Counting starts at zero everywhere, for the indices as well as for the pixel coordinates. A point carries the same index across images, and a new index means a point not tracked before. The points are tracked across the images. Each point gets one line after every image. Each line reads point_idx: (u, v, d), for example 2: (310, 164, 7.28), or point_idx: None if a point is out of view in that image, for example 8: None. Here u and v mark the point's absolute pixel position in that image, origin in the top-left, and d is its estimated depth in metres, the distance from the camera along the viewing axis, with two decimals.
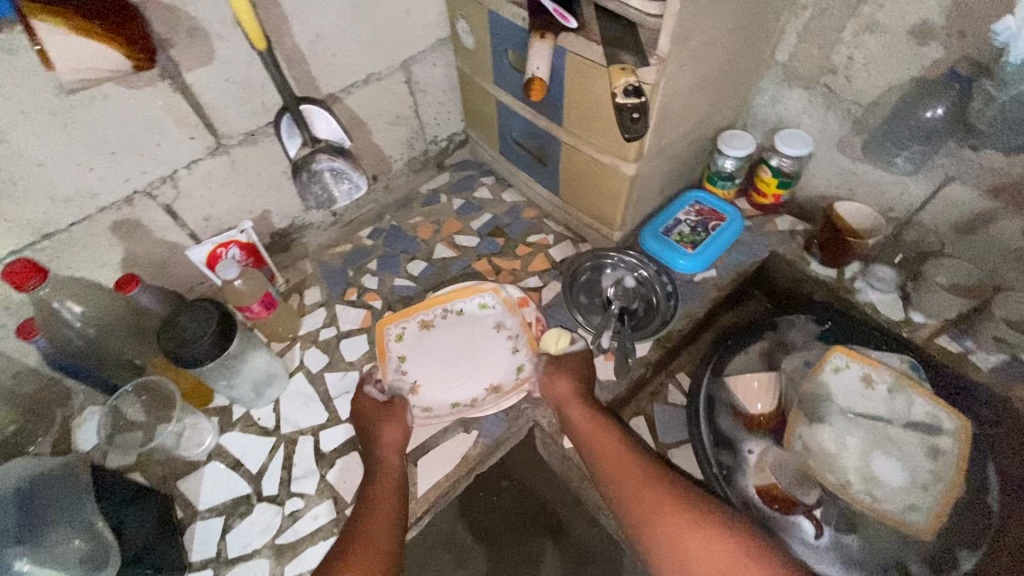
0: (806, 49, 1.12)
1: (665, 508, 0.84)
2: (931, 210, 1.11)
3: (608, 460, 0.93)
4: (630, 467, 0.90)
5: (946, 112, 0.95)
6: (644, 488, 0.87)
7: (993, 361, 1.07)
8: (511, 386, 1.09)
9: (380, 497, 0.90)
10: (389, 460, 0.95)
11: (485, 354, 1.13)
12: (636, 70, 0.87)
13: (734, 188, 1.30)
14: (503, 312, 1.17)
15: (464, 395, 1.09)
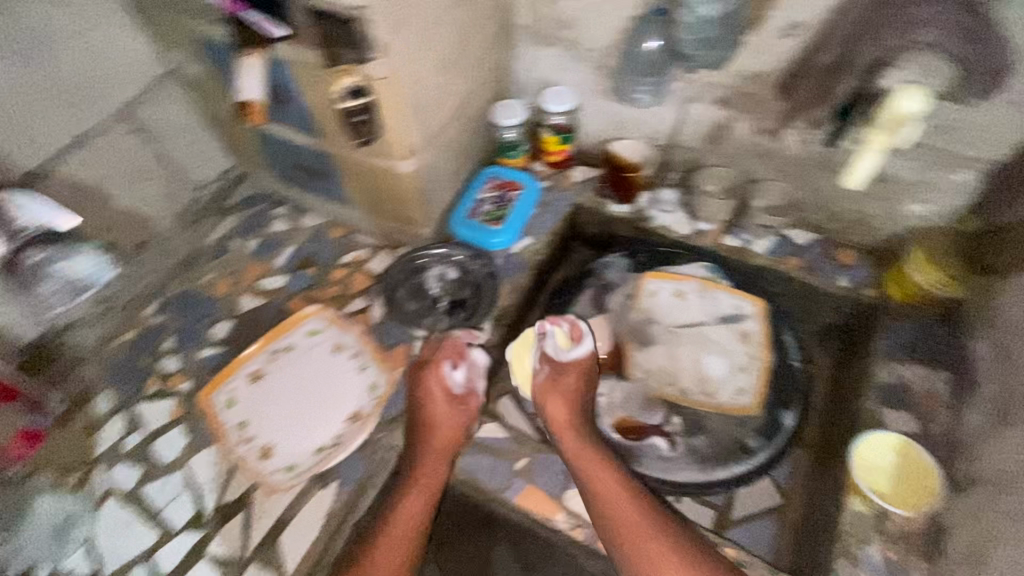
0: (538, 8, 1.16)
1: (640, 529, 0.89)
2: (684, 131, 1.22)
3: (597, 484, 0.93)
4: (615, 495, 0.92)
5: (659, 44, 1.03)
6: (622, 510, 0.90)
7: (767, 244, 1.22)
8: (370, 408, 1.04)
9: (422, 480, 0.96)
10: (445, 450, 0.99)
11: (330, 386, 1.06)
12: (356, 67, 0.86)
13: (522, 154, 1.34)
14: (335, 334, 1.12)
15: (324, 435, 1.03)
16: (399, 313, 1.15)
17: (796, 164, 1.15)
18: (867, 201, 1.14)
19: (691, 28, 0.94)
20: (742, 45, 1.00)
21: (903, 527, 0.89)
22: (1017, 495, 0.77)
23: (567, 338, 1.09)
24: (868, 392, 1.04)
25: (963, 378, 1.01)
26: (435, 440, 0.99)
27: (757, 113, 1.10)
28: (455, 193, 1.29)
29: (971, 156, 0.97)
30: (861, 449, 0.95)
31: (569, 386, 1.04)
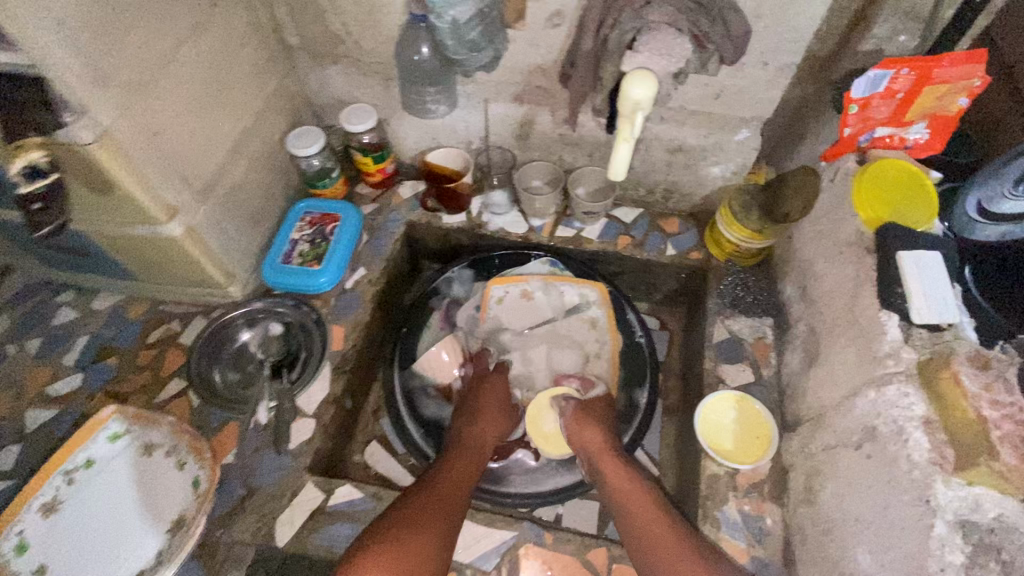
0: (306, 26, 1.08)
1: (660, 524, 0.82)
2: (492, 131, 1.20)
3: (624, 494, 0.89)
4: (644, 499, 0.87)
5: (430, 52, 1.02)
6: (646, 510, 0.85)
7: (598, 229, 1.24)
8: (196, 509, 0.90)
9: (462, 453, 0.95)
10: (480, 449, 0.97)
11: (146, 497, 0.91)
12: (43, 138, 0.70)
13: (338, 181, 1.23)
14: (144, 431, 0.96)
15: (145, 557, 0.87)
16: (219, 390, 1.02)
17: (603, 147, 1.17)
18: (673, 171, 1.18)
19: (450, 34, 0.88)
20: (513, 39, 0.99)
21: (751, 479, 0.92)
22: (830, 431, 0.82)
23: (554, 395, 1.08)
24: (707, 352, 1.07)
25: (781, 319, 1.07)
26: (476, 426, 1.00)
27: (550, 105, 1.11)
28: (267, 238, 1.17)
29: (741, 116, 1.03)
30: (706, 412, 0.98)
31: (598, 412, 1.03)
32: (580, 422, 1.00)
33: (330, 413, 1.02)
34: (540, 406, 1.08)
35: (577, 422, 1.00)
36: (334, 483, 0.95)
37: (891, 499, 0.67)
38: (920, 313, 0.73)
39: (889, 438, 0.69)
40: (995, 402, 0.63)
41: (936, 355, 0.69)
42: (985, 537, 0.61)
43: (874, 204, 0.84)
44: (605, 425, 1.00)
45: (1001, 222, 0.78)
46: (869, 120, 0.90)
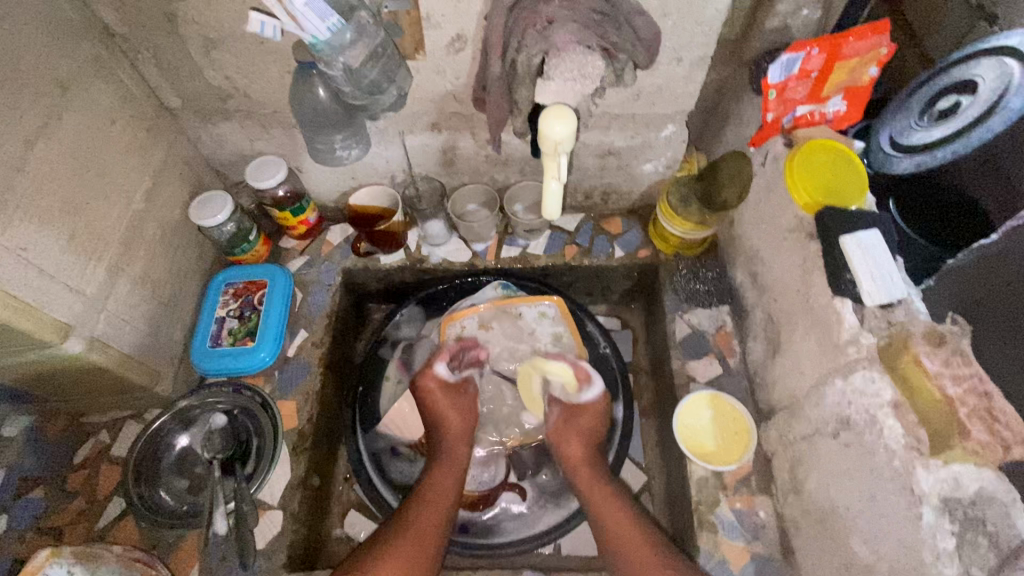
0: (185, 86, 0.97)
1: (648, 552, 0.81)
2: (414, 162, 1.12)
3: (606, 518, 0.86)
4: (630, 526, 0.84)
5: (329, 95, 0.91)
6: (634, 540, 0.83)
7: (543, 243, 1.20)
8: None
9: (436, 495, 0.88)
10: (445, 476, 0.91)
11: None
12: None
13: (258, 243, 1.13)
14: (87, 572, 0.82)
15: None
16: (168, 506, 0.92)
17: (532, 161, 1.13)
18: (607, 174, 1.15)
19: (347, 79, 0.81)
20: (416, 70, 0.93)
21: (738, 476, 0.92)
22: (805, 420, 0.83)
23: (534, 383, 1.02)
24: (672, 352, 1.05)
25: (738, 305, 1.06)
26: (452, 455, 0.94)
27: (470, 128, 1.05)
28: (191, 320, 1.07)
29: (664, 113, 1.02)
30: (683, 417, 0.97)
31: (585, 419, 0.96)
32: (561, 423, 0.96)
33: (297, 499, 0.94)
34: (530, 371, 1.03)
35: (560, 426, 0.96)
36: (315, 574, 0.87)
37: (877, 488, 0.68)
38: (872, 295, 0.72)
39: (865, 428, 0.70)
40: (957, 377, 0.62)
41: (894, 338, 0.69)
42: (970, 513, 0.59)
43: (807, 187, 0.84)
44: (592, 429, 0.96)
45: (912, 153, 0.78)
46: (790, 101, 0.90)
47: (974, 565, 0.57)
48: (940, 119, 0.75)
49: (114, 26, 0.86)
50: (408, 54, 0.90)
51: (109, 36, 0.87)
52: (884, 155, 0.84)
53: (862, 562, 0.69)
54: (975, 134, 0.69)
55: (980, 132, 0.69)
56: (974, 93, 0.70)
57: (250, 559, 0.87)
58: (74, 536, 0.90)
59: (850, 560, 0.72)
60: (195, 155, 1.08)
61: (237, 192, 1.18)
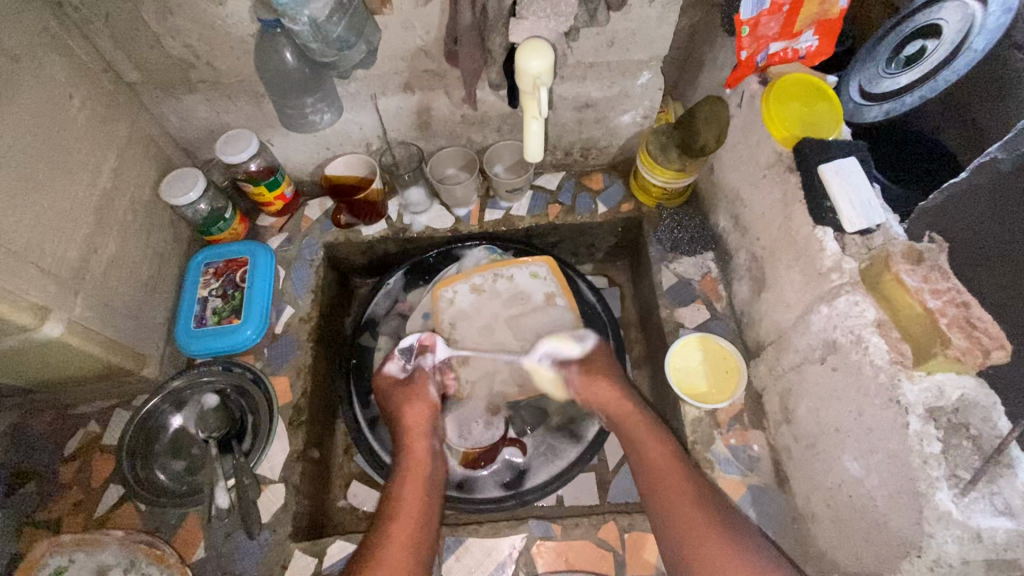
0: (144, 57, 0.93)
1: (686, 504, 0.76)
2: (389, 127, 1.10)
3: (654, 475, 0.80)
4: (671, 466, 0.80)
5: (296, 56, 0.89)
6: (676, 484, 0.78)
7: (525, 204, 1.19)
8: None
9: (405, 506, 0.81)
10: (416, 448, 0.89)
11: None
12: None
13: (235, 220, 1.10)
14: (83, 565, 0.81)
15: None
16: (165, 486, 0.92)
17: (508, 119, 1.12)
18: (585, 128, 1.14)
19: (314, 35, 0.79)
20: (384, 26, 0.91)
21: (731, 413, 0.94)
22: (793, 350, 0.85)
23: (566, 339, 0.99)
24: (660, 301, 1.06)
25: (722, 250, 1.08)
26: (407, 422, 0.91)
27: (444, 86, 1.03)
28: (172, 303, 1.05)
29: (639, 60, 1.02)
30: (673, 360, 0.98)
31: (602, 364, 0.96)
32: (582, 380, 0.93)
33: (298, 471, 0.94)
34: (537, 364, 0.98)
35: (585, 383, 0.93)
36: (323, 543, 0.88)
37: (865, 405, 0.70)
38: (852, 221, 0.74)
39: (850, 348, 0.73)
40: (937, 291, 0.65)
41: (874, 259, 0.70)
42: (953, 419, 0.65)
43: (784, 122, 0.85)
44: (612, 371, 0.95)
45: (882, 101, 0.82)
46: (762, 38, 0.90)
47: (957, 466, 0.63)
48: (908, 64, 0.79)
49: None
50: (374, 8, 0.88)
51: (58, 5, 0.83)
52: (854, 107, 0.88)
53: (854, 477, 0.72)
54: (943, 75, 0.73)
55: (947, 73, 0.72)
56: (940, 36, 0.75)
57: (256, 530, 0.87)
58: (72, 526, 0.88)
59: (842, 477, 0.74)
60: (159, 133, 1.04)
61: (207, 170, 1.14)
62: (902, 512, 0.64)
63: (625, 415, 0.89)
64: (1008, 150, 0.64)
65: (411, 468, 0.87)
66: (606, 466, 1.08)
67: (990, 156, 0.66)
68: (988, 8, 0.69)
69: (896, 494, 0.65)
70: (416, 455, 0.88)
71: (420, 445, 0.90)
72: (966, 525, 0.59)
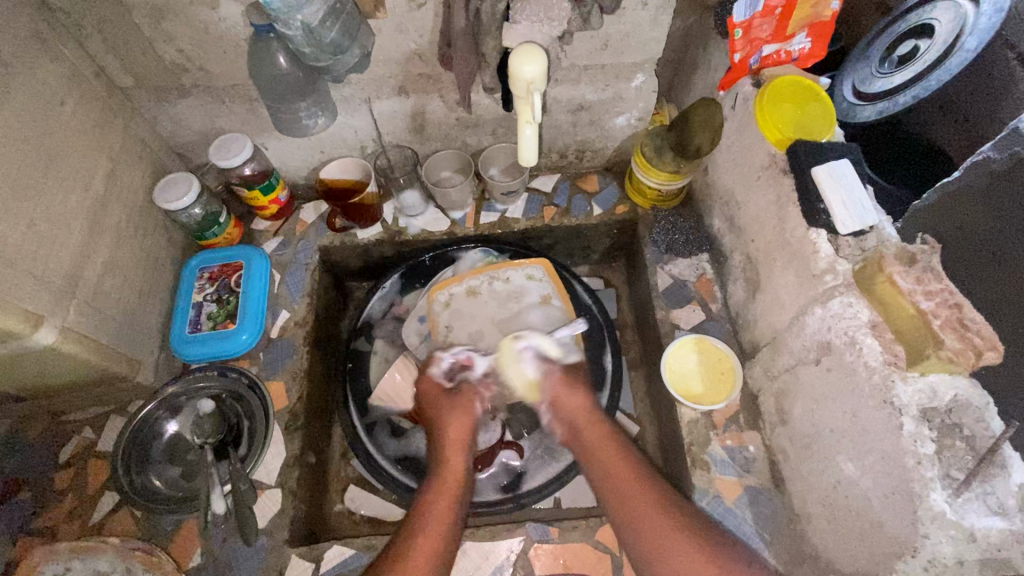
0: (136, 62, 0.93)
1: (649, 511, 0.72)
2: (384, 130, 1.10)
3: (612, 481, 0.77)
4: (627, 472, 0.77)
5: (290, 60, 0.89)
6: (631, 489, 0.74)
7: (521, 207, 1.19)
8: None
9: (436, 517, 0.74)
10: (455, 460, 0.83)
11: None
12: None
13: (230, 225, 1.10)
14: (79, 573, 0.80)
15: None
16: (161, 493, 0.91)
17: (503, 121, 1.12)
18: (580, 130, 1.14)
19: (307, 40, 0.79)
20: (378, 30, 0.91)
21: (727, 414, 0.94)
22: (788, 352, 0.85)
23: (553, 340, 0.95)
24: (656, 303, 1.06)
25: (717, 252, 1.08)
26: (450, 431, 0.86)
27: (438, 90, 1.03)
28: (167, 308, 1.04)
29: (632, 62, 1.02)
30: (669, 361, 0.98)
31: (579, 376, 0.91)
32: (563, 386, 0.89)
33: (295, 476, 0.94)
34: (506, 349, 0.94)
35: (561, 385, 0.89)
36: (320, 548, 0.88)
37: (859, 406, 0.71)
38: (845, 223, 0.74)
39: (844, 349, 0.73)
40: (929, 293, 0.65)
41: (868, 261, 0.70)
42: (947, 419, 0.65)
43: (778, 125, 0.85)
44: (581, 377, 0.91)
45: (874, 100, 0.83)
46: (755, 40, 0.90)
47: (952, 466, 0.63)
48: (898, 65, 0.80)
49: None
50: (368, 12, 0.88)
51: (48, 10, 0.83)
52: (848, 105, 0.88)
53: (849, 478, 0.72)
54: (936, 75, 0.74)
55: (940, 73, 0.73)
56: (932, 36, 0.75)
57: (252, 537, 0.87)
58: (68, 534, 0.88)
59: (837, 478, 0.74)
60: (152, 137, 1.04)
61: (201, 174, 1.14)
62: (896, 513, 0.64)
63: (585, 425, 0.85)
64: (1000, 150, 0.65)
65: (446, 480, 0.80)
66: None
67: (983, 155, 0.67)
68: (981, 8, 0.70)
69: (890, 495, 0.66)
70: (454, 467, 0.82)
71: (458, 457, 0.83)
72: (960, 525, 0.59)
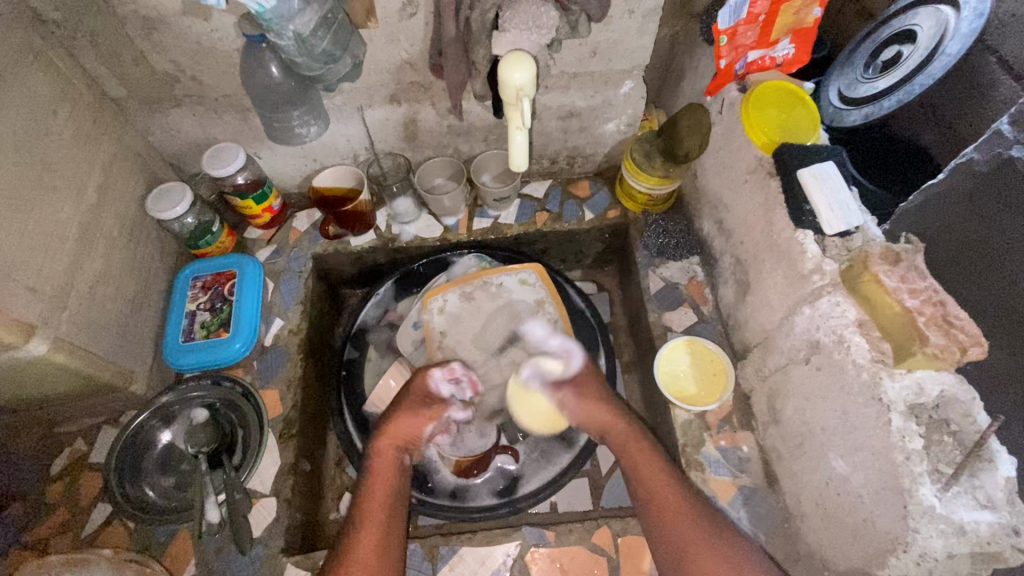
0: (128, 73, 0.93)
1: (688, 525, 0.74)
2: (376, 139, 1.11)
3: (650, 487, 0.79)
4: (667, 483, 0.78)
5: (281, 71, 0.90)
6: (671, 502, 0.77)
7: (513, 213, 1.20)
8: None
9: (371, 517, 0.77)
10: (391, 453, 0.84)
11: None
12: None
13: (223, 233, 1.10)
14: None
15: None
16: (155, 503, 0.91)
17: (494, 128, 1.13)
18: (570, 137, 1.16)
19: (300, 49, 0.80)
20: (369, 39, 0.92)
21: (720, 415, 0.95)
22: (778, 352, 0.86)
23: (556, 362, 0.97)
24: (648, 306, 1.07)
25: (707, 255, 1.09)
26: (399, 428, 0.86)
27: (430, 98, 1.05)
28: (161, 317, 1.04)
29: (621, 69, 1.04)
30: (662, 364, 0.99)
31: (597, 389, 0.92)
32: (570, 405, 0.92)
33: (290, 484, 0.93)
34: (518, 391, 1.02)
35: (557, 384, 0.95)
36: (316, 556, 0.87)
37: (848, 403, 0.72)
38: (831, 224, 0.76)
39: (833, 348, 0.74)
40: (914, 291, 0.66)
41: (854, 260, 0.72)
42: (934, 416, 0.67)
43: (764, 129, 0.87)
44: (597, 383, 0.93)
45: (861, 105, 0.84)
46: (740, 47, 0.92)
47: (940, 462, 0.64)
48: (884, 69, 0.82)
49: (44, 10, 0.82)
50: (359, 22, 0.89)
51: (41, 22, 0.83)
52: (834, 111, 0.90)
53: (841, 475, 0.73)
54: (919, 79, 0.75)
55: (922, 77, 0.74)
56: (915, 41, 0.77)
57: (248, 545, 0.87)
58: (60, 546, 0.87)
59: (830, 476, 0.75)
60: (144, 147, 1.04)
61: (194, 183, 1.14)
62: (888, 508, 0.65)
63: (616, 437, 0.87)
64: (984, 152, 0.66)
65: (379, 476, 0.82)
66: (598, 471, 1.09)
67: (967, 158, 0.68)
68: (961, 13, 0.72)
69: (880, 490, 0.66)
70: (386, 460, 0.84)
71: (394, 451, 0.85)
72: (950, 520, 0.60)
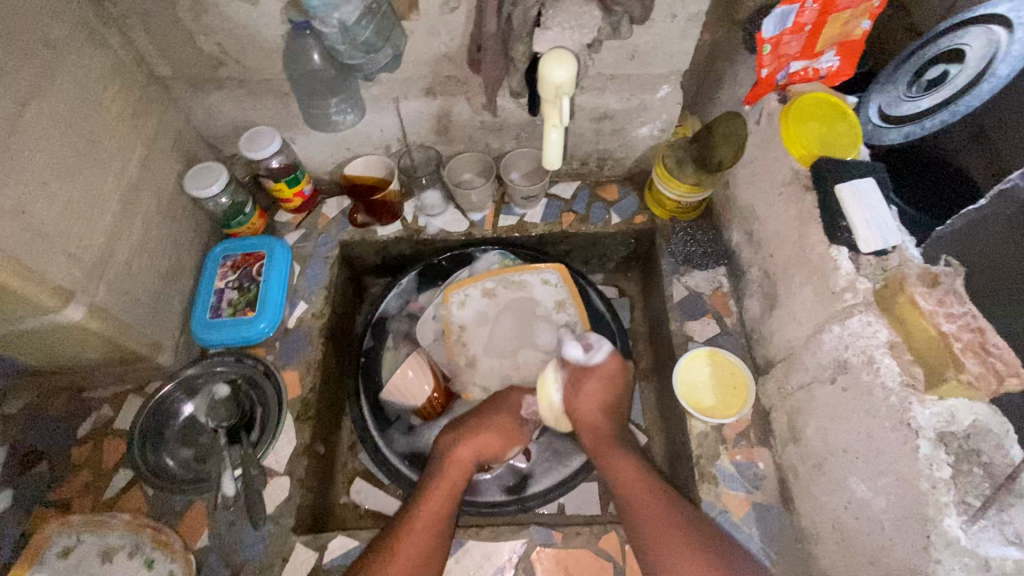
0: (176, 53, 0.96)
1: (665, 531, 0.74)
2: (409, 131, 1.12)
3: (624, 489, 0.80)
4: (640, 485, 0.80)
5: (322, 56, 0.92)
6: (647, 500, 0.78)
7: (539, 212, 1.20)
8: None
9: (426, 518, 0.78)
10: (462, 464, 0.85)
11: None
12: None
13: (255, 214, 1.13)
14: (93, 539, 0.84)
15: None
16: (175, 472, 0.93)
17: (527, 126, 1.13)
18: (603, 139, 1.15)
19: (342, 37, 0.82)
20: (410, 32, 0.94)
21: (738, 429, 0.94)
22: (802, 369, 0.85)
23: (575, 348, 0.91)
24: (670, 314, 1.06)
25: (735, 266, 1.08)
26: (473, 441, 0.87)
27: (466, 93, 1.05)
28: (190, 293, 1.07)
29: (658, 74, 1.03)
30: (683, 373, 0.98)
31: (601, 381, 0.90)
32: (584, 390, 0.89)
33: (304, 465, 0.95)
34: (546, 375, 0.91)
35: (609, 370, 0.91)
36: (324, 537, 0.89)
37: (874, 426, 0.70)
38: (868, 241, 0.73)
39: (862, 369, 0.72)
40: (951, 316, 0.64)
41: (890, 281, 0.70)
42: (964, 445, 0.63)
43: (802, 141, 0.85)
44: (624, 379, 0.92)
45: (901, 124, 0.83)
46: (783, 57, 0.91)
47: (968, 493, 0.61)
48: (929, 88, 0.79)
49: None
50: (402, 14, 0.90)
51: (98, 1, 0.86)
52: (873, 128, 0.88)
53: (861, 499, 0.71)
54: (964, 100, 0.73)
55: (969, 98, 0.73)
56: (962, 61, 0.75)
57: (260, 521, 0.88)
58: (82, 506, 0.90)
59: (849, 499, 0.74)
60: (186, 126, 1.07)
61: (230, 164, 1.17)
62: (909, 537, 0.64)
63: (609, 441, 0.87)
64: None
65: (441, 484, 0.82)
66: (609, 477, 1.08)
67: (1011, 183, 0.66)
68: (1014, 34, 0.69)
69: (903, 518, 0.65)
70: (456, 469, 0.84)
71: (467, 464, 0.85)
72: (975, 553, 0.58)
